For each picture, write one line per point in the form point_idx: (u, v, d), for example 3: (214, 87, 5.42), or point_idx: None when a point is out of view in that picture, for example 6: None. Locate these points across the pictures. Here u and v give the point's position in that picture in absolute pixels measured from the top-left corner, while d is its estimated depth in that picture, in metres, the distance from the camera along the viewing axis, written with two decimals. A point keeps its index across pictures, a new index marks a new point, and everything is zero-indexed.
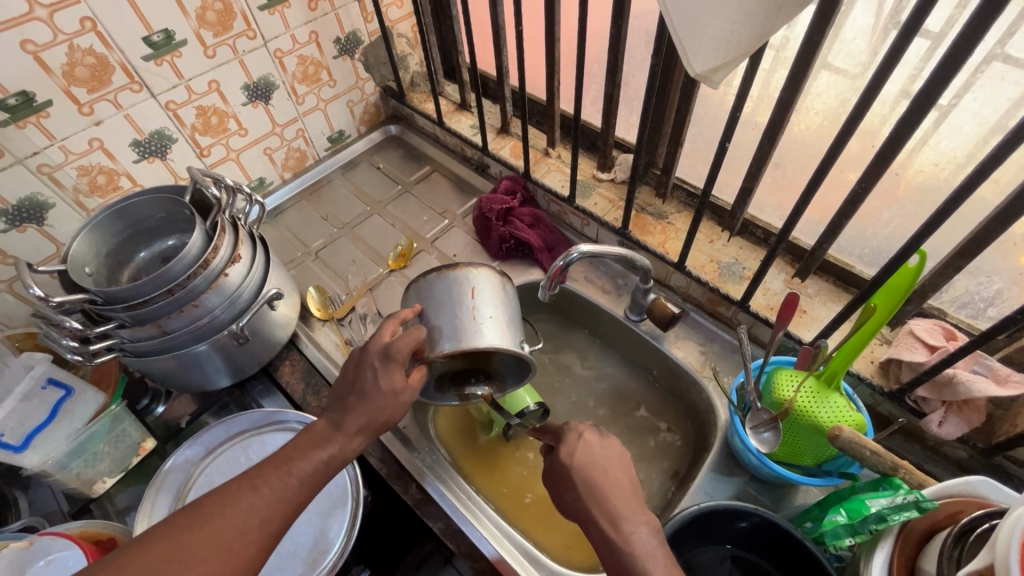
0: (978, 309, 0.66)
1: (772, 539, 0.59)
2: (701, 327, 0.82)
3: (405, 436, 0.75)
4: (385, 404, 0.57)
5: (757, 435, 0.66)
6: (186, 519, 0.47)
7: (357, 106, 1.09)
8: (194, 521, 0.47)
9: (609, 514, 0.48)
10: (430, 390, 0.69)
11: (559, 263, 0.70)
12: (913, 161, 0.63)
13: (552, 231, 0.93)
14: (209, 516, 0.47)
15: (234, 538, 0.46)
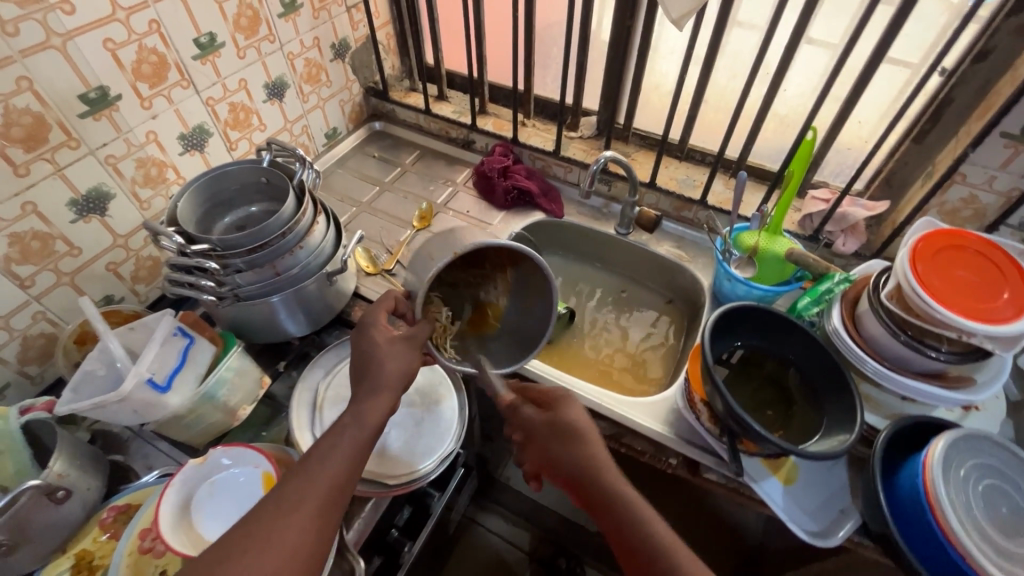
0: (846, 173, 0.99)
1: (772, 325, 0.80)
2: (673, 228, 1.09)
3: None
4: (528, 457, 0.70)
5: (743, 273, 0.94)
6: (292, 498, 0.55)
7: (346, 104, 1.24)
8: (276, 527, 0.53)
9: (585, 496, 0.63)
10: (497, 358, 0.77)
11: (592, 167, 0.97)
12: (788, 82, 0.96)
13: (543, 181, 1.16)
14: (295, 514, 0.54)
15: (294, 533, 0.53)
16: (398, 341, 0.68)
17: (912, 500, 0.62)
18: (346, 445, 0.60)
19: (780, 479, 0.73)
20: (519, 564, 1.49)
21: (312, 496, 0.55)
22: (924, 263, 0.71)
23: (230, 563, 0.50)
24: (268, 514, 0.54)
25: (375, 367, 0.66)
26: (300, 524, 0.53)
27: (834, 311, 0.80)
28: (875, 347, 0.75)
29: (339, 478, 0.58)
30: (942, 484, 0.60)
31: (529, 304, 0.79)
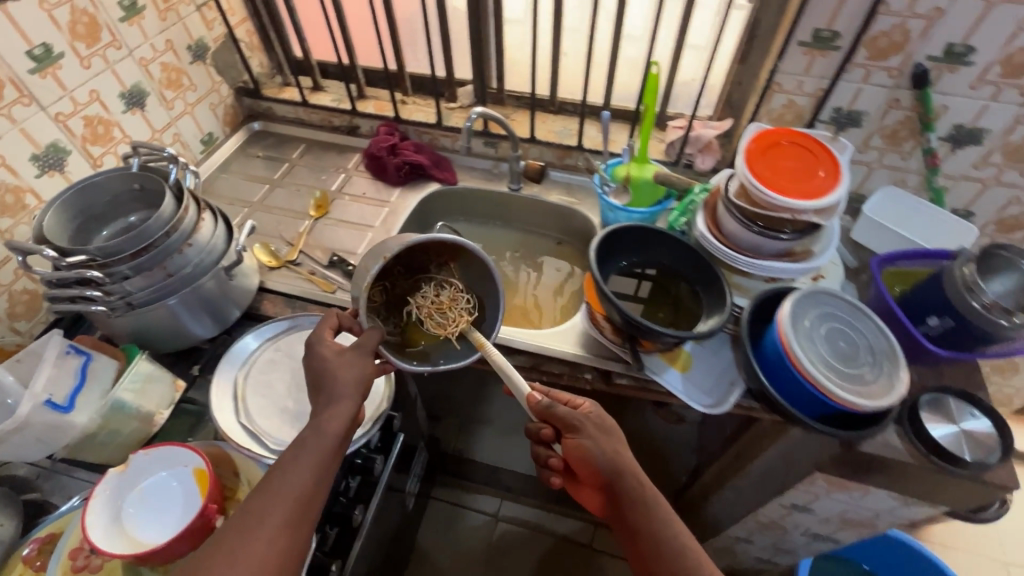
0: (697, 101, 1.11)
1: (648, 240, 0.90)
2: (559, 177, 1.17)
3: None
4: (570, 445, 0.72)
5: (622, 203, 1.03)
6: (259, 511, 0.57)
7: (217, 108, 1.21)
8: (241, 544, 0.56)
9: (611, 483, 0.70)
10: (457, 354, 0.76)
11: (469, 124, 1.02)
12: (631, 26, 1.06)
13: (433, 153, 1.20)
14: (259, 533, 0.56)
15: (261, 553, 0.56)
16: (347, 351, 0.68)
17: (778, 362, 0.73)
18: (310, 455, 0.61)
19: (677, 369, 0.84)
20: (486, 526, 1.55)
21: (277, 511, 0.58)
22: (759, 162, 0.83)
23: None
24: (238, 525, 0.57)
25: (329, 381, 0.66)
26: (267, 538, 0.56)
27: (698, 218, 0.90)
28: (733, 240, 0.87)
29: (306, 491, 0.60)
30: (794, 338, 0.71)
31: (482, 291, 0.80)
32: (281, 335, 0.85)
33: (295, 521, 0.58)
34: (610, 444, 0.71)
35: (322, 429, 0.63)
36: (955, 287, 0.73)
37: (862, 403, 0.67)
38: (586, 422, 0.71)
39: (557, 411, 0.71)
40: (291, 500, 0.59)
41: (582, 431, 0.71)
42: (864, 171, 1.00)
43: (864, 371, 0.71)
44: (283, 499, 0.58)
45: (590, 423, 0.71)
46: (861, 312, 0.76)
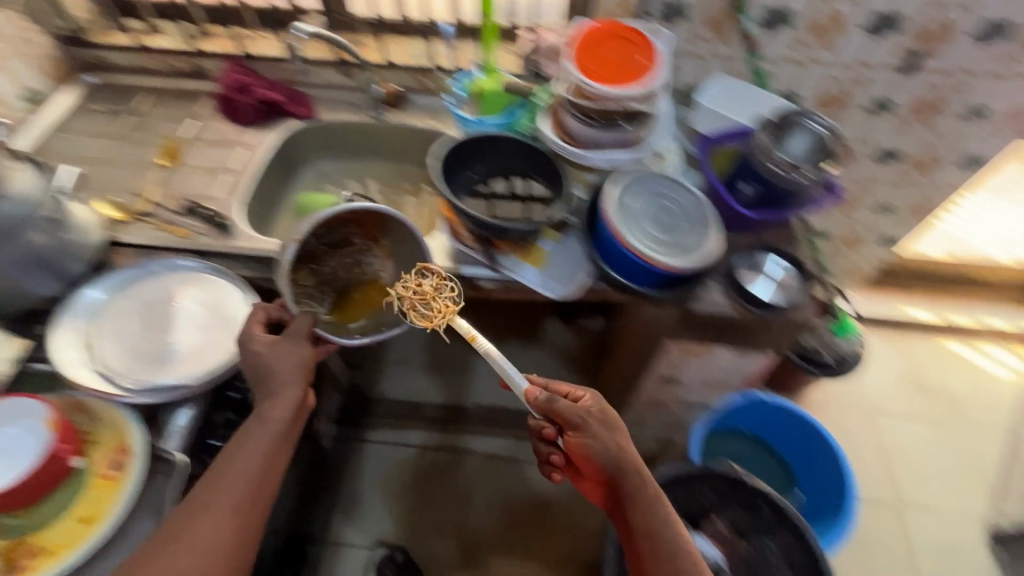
0: (545, 10, 1.12)
1: (495, 150, 0.93)
2: (423, 102, 1.16)
3: (250, 230, 0.96)
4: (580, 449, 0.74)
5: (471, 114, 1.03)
6: (205, 497, 0.64)
7: (37, 60, 1.10)
8: (188, 523, 0.63)
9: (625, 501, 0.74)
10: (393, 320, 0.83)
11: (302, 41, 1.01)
12: None
13: (289, 89, 1.15)
14: (206, 516, 0.63)
15: (209, 536, 0.63)
16: (279, 342, 0.73)
17: (610, 243, 0.80)
18: (255, 447, 0.68)
19: (532, 264, 0.89)
20: (416, 457, 1.62)
21: (225, 496, 0.64)
22: (587, 61, 0.86)
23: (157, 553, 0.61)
24: (190, 509, 0.64)
25: (267, 375, 0.71)
26: (213, 520, 0.63)
27: (542, 122, 0.94)
28: (574, 138, 0.91)
29: (254, 476, 0.67)
30: (617, 219, 0.78)
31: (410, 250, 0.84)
32: (136, 283, 0.85)
33: (245, 506, 0.65)
34: (613, 437, 0.74)
35: (265, 416, 0.69)
36: (758, 152, 0.82)
37: (677, 266, 0.75)
38: (590, 419, 0.74)
39: (557, 403, 0.74)
40: (239, 485, 0.66)
41: (585, 428, 0.74)
42: (698, 64, 1.06)
43: (685, 239, 0.78)
44: (232, 487, 0.65)
45: (592, 420, 0.74)
46: (683, 186, 0.82)
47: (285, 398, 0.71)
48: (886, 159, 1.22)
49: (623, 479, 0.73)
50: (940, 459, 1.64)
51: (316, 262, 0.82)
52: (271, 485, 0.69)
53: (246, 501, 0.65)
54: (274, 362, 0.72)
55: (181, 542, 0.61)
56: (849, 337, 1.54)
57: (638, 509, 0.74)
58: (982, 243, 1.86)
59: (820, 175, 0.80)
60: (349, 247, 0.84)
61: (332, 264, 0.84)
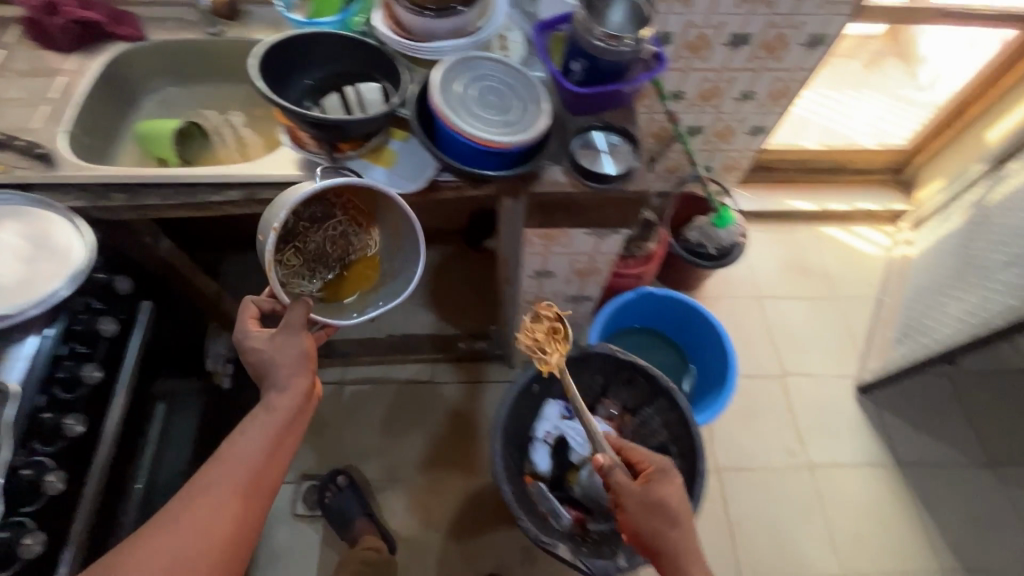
0: None
1: (328, 50, 0.90)
2: (264, 14, 1.10)
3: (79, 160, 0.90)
4: (631, 493, 0.83)
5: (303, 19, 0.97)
6: (214, 480, 0.70)
7: None
8: (200, 500, 0.68)
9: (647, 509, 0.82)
10: (388, 292, 0.88)
11: None
12: None
13: (108, 7, 1.05)
14: (210, 500, 0.68)
15: (216, 522, 0.67)
16: (278, 334, 0.77)
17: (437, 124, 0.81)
18: (261, 434, 0.73)
19: (380, 164, 0.89)
20: (334, 393, 1.64)
21: (231, 479, 0.70)
22: None
23: (166, 522, 0.66)
24: (203, 481, 0.70)
25: (271, 369, 0.76)
26: (223, 503, 0.69)
27: (375, 16, 0.91)
28: (407, 30, 0.90)
29: (257, 461, 0.72)
30: (439, 98, 0.78)
31: (394, 222, 0.88)
32: None
33: (247, 490, 0.71)
34: (659, 488, 0.83)
35: (272, 405, 0.74)
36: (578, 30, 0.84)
37: (501, 141, 0.78)
38: (649, 480, 0.84)
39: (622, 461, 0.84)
40: (244, 468, 0.71)
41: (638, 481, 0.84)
42: None
43: (512, 117, 0.81)
44: (242, 470, 0.71)
45: (649, 479, 0.84)
46: (510, 69, 0.84)
47: (291, 388, 0.76)
48: (738, 44, 1.26)
49: (656, 503, 0.82)
50: (818, 332, 1.81)
51: (301, 239, 0.87)
52: (274, 469, 0.75)
53: (247, 483, 0.71)
54: (276, 356, 0.76)
55: (188, 517, 0.67)
56: (729, 227, 1.61)
57: (659, 525, 0.81)
58: (849, 131, 2.02)
59: (638, 45, 0.83)
60: (333, 219, 0.89)
61: (319, 240, 0.88)
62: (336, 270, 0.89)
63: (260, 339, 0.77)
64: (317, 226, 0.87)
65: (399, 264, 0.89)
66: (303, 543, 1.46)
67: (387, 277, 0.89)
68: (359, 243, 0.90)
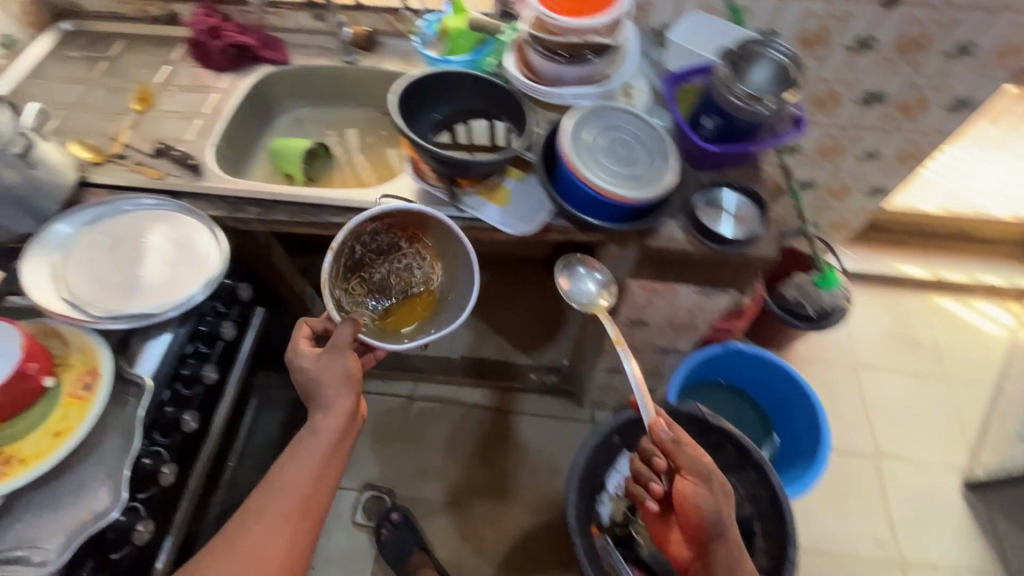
0: None
1: (457, 88, 0.93)
2: (395, 46, 1.16)
3: (221, 172, 0.97)
4: (693, 494, 0.80)
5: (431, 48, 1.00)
6: (268, 501, 0.74)
7: (9, 5, 1.10)
8: (258, 523, 0.73)
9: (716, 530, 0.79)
10: (443, 323, 0.87)
11: None
12: None
13: (260, 33, 1.14)
14: (268, 514, 0.73)
15: (270, 544, 0.72)
16: (324, 354, 0.78)
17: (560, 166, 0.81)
18: (303, 461, 0.76)
19: (496, 202, 0.89)
20: (403, 406, 1.67)
21: (280, 503, 0.74)
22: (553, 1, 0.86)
23: (225, 547, 0.72)
24: (254, 505, 0.75)
25: (319, 390, 0.78)
26: (274, 527, 0.73)
27: (508, 59, 0.93)
28: (538, 74, 0.91)
29: (305, 488, 0.76)
30: (569, 141, 0.78)
31: (454, 253, 0.89)
32: (105, 219, 0.87)
33: (295, 511, 0.74)
34: (716, 496, 0.80)
35: (316, 428, 0.77)
36: (718, 86, 0.81)
37: (623, 195, 0.76)
38: (716, 484, 0.81)
39: (684, 452, 0.83)
40: (293, 495, 0.75)
41: (700, 481, 0.81)
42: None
43: (639, 171, 0.78)
44: (292, 493, 0.75)
45: (713, 482, 0.81)
46: (646, 122, 0.82)
47: (336, 409, 0.78)
48: (870, 102, 1.19)
49: (720, 510, 0.79)
50: (920, 412, 1.65)
51: (367, 269, 0.89)
52: (324, 488, 0.78)
53: (297, 505, 0.75)
54: (321, 374, 0.77)
55: (245, 540, 0.72)
56: (833, 290, 1.51)
57: (725, 547, 0.79)
58: (980, 199, 1.85)
59: (779, 107, 0.79)
60: (398, 252, 0.91)
61: (382, 270, 0.90)
62: (397, 301, 0.89)
63: (307, 356, 0.79)
64: (382, 257, 0.90)
65: (457, 295, 0.89)
66: (355, 552, 1.48)
67: (444, 309, 0.89)
68: (421, 276, 0.91)
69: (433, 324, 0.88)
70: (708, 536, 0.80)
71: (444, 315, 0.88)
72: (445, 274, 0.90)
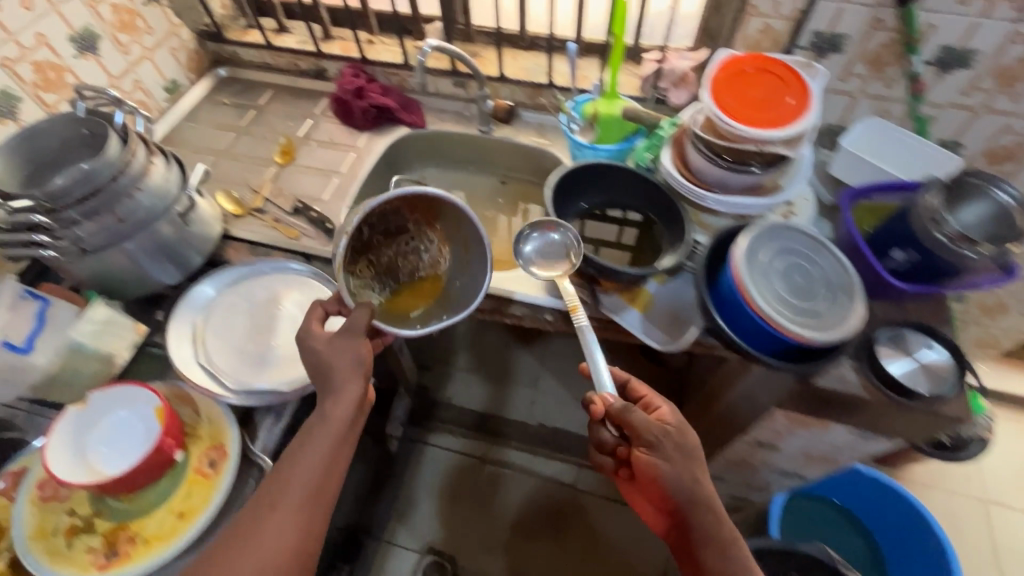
0: (674, 31, 1.04)
1: (608, 180, 0.89)
2: (532, 119, 1.13)
3: None
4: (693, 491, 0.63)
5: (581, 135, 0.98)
6: (273, 496, 0.62)
7: (179, 53, 1.17)
8: (263, 524, 0.61)
9: (709, 507, 0.64)
10: (456, 310, 0.76)
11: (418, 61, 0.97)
12: None
13: (401, 95, 1.16)
14: (270, 519, 0.61)
15: (271, 545, 0.60)
16: (336, 337, 0.68)
17: (723, 283, 0.74)
18: (312, 454, 0.64)
19: (638, 308, 0.82)
20: (473, 467, 1.60)
21: (289, 495, 0.62)
22: (731, 97, 0.78)
23: (223, 556, 0.59)
24: (260, 501, 0.62)
25: (327, 372, 0.67)
26: (280, 523, 0.61)
27: (665, 155, 0.88)
28: (698, 175, 0.85)
29: (316, 483, 0.63)
30: (740, 255, 0.71)
31: (465, 236, 0.78)
32: (244, 280, 0.87)
33: (307, 503, 0.63)
34: (689, 467, 0.64)
35: (326, 415, 0.65)
36: (921, 219, 0.71)
37: (798, 329, 0.67)
38: (665, 438, 0.65)
39: (634, 417, 0.65)
40: (307, 487, 0.63)
41: (659, 447, 0.65)
42: (846, 102, 0.95)
43: (819, 305, 0.70)
44: (307, 481, 0.63)
45: (668, 440, 0.65)
46: (823, 247, 0.74)
47: (345, 395, 0.66)
48: None
49: (698, 487, 0.63)
50: None
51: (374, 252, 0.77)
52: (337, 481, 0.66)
53: (307, 497, 0.63)
54: (332, 359, 0.67)
55: (243, 552, 0.59)
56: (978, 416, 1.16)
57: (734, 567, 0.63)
58: None
59: (997, 253, 0.67)
60: (405, 235, 0.78)
61: (388, 254, 0.77)
62: (404, 286, 0.78)
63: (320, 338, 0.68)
64: (391, 240, 0.77)
65: (470, 281, 0.77)
66: None
67: (460, 297, 0.77)
68: (429, 260, 0.79)
69: (447, 308, 0.76)
70: (682, 513, 0.64)
71: (459, 302, 0.76)
72: (456, 259, 0.79)
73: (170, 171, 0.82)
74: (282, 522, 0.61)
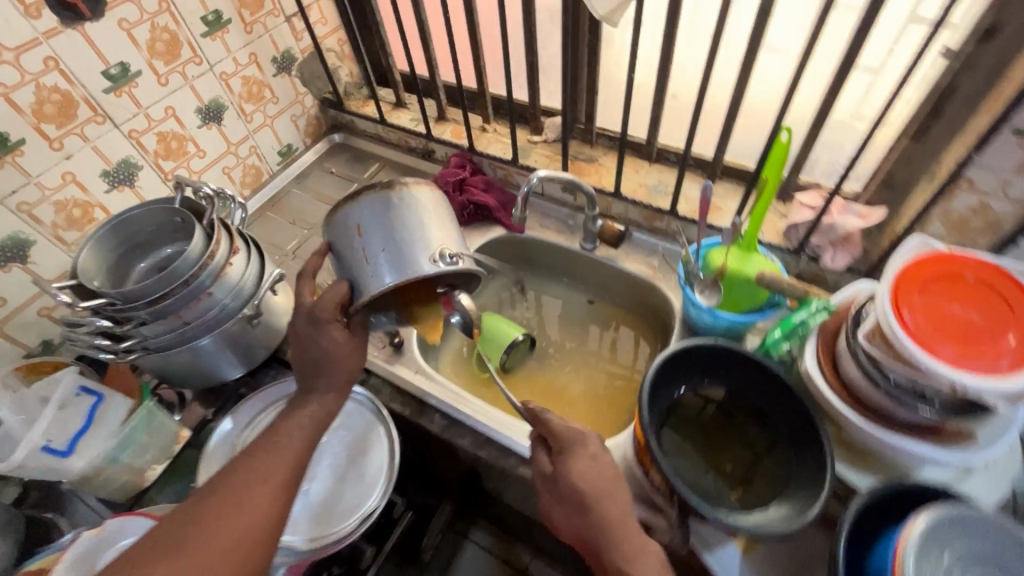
0: (840, 174, 0.85)
1: (726, 363, 0.71)
2: (644, 243, 0.99)
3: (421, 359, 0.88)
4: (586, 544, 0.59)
5: (704, 295, 0.81)
6: (264, 469, 0.59)
7: (300, 119, 1.18)
8: (244, 496, 0.56)
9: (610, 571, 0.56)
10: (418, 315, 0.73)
11: (522, 189, 0.89)
12: (756, 83, 0.83)
13: (503, 192, 1.06)
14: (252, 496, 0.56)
15: (254, 511, 0.56)
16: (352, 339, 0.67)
17: (881, 559, 0.54)
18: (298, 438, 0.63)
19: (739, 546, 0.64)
20: None
21: (275, 472, 0.60)
22: (913, 311, 0.57)
23: (192, 525, 0.54)
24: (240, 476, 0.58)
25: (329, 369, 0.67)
26: (264, 500, 0.57)
27: (808, 349, 0.68)
28: (853, 391, 0.64)
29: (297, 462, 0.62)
30: (916, 543, 0.51)
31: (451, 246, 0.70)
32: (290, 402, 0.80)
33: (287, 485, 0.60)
34: (580, 521, 0.59)
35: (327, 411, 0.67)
36: None
37: None
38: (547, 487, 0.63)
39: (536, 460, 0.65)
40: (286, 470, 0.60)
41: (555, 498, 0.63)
42: None
43: None
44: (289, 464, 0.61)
45: (551, 488, 0.62)
46: None
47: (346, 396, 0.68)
48: None
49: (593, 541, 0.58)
50: None
51: None
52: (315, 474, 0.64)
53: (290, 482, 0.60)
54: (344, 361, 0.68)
55: (220, 525, 0.54)
56: None
57: None
58: None
59: None
60: None
61: None
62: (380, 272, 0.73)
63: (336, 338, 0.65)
64: None
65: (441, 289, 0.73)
66: None
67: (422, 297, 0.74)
68: None
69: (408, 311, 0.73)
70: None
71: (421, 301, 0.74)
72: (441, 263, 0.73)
73: (247, 269, 0.79)
74: (280, 495, 0.58)
